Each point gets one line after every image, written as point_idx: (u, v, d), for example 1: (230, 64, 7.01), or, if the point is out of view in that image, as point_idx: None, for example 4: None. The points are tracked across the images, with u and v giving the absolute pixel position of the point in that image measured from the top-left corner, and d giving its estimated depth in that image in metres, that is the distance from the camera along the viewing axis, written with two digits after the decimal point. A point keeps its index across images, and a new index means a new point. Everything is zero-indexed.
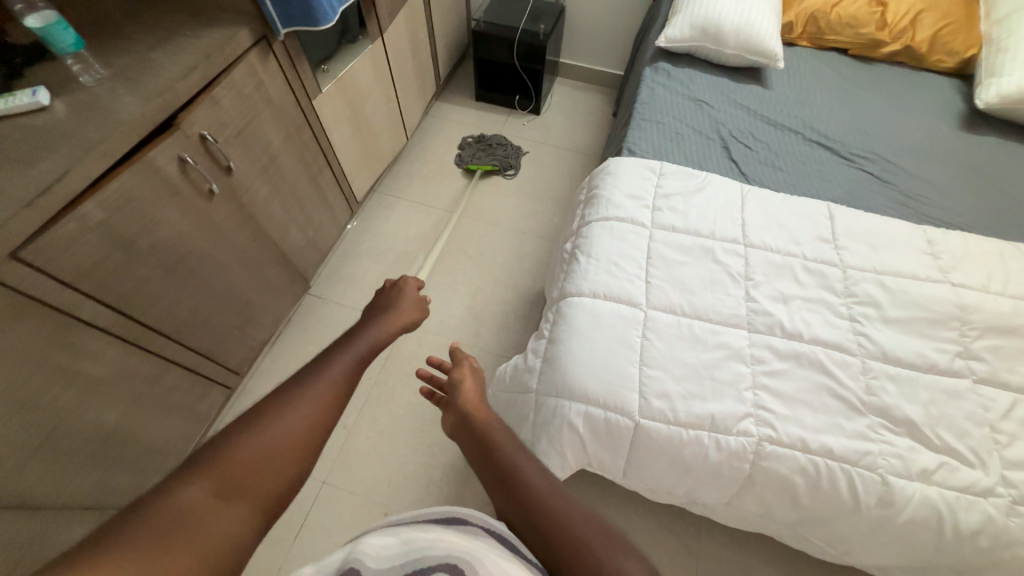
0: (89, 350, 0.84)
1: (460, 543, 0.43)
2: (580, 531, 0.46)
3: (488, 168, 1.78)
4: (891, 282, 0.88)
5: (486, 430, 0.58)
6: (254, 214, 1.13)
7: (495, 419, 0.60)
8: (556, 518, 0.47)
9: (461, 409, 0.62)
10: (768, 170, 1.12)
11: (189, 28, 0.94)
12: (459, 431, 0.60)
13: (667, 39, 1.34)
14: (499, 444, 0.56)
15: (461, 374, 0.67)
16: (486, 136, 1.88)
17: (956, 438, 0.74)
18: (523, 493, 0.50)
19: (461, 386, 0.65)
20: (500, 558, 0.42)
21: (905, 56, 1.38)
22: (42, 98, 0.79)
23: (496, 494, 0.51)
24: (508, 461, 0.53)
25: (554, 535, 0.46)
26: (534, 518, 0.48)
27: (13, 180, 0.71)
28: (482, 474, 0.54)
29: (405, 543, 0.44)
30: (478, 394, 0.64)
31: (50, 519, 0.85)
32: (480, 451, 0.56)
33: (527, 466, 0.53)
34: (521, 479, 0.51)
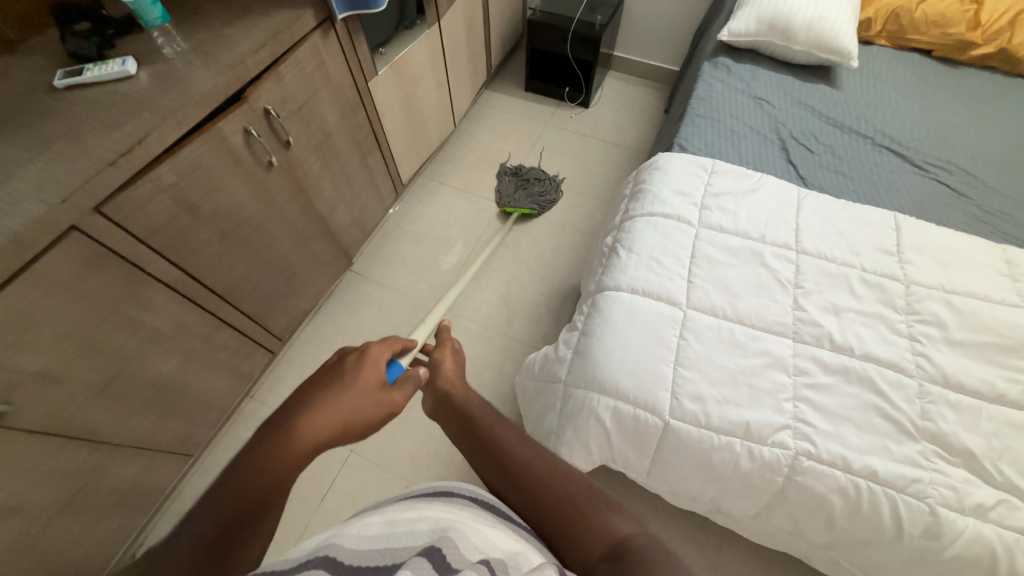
0: (153, 304, 0.91)
1: (444, 514, 0.44)
2: (565, 491, 0.49)
3: (525, 211, 1.63)
4: (960, 302, 0.82)
5: (467, 407, 0.58)
6: (306, 188, 1.18)
7: (473, 394, 0.60)
8: (542, 483, 0.49)
9: (438, 389, 0.61)
10: (828, 174, 1.06)
11: (262, 6, 0.99)
12: (440, 411, 0.60)
13: (730, 33, 1.28)
14: (480, 418, 0.56)
15: (442, 357, 0.65)
16: (525, 169, 1.75)
17: (1020, 475, 0.68)
18: (510, 463, 0.51)
19: (439, 368, 0.64)
20: (485, 526, 0.43)
21: (998, 60, 1.26)
22: (129, 67, 0.85)
23: (482, 467, 0.53)
24: (492, 436, 0.54)
25: (541, 497, 0.48)
26: (521, 485, 0.50)
27: (100, 141, 0.77)
28: (466, 449, 0.55)
29: (387, 522, 0.43)
30: (456, 375, 0.63)
31: (110, 453, 0.93)
32: (462, 428, 0.56)
33: (510, 438, 0.54)
34: (506, 450, 0.52)
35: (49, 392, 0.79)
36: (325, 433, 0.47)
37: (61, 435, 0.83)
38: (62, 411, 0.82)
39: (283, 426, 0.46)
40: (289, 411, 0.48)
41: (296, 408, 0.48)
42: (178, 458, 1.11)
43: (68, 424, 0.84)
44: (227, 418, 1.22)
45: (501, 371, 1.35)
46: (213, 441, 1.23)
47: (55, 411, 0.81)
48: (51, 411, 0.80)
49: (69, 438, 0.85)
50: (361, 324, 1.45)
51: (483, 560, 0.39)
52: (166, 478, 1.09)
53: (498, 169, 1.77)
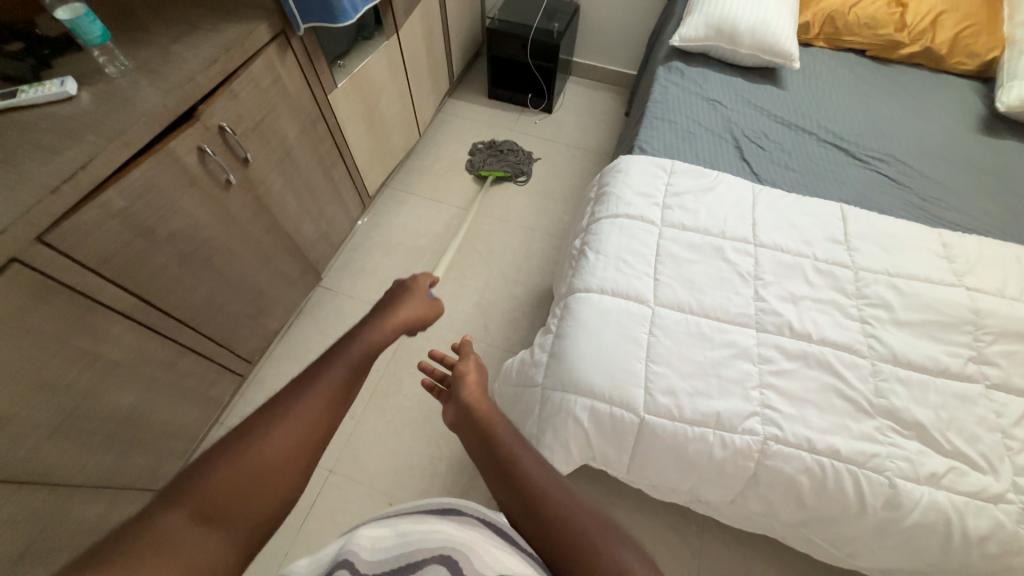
0: (108, 334, 0.86)
1: (453, 532, 0.43)
2: (578, 522, 0.46)
3: (499, 174, 1.76)
4: (904, 285, 0.87)
5: (488, 424, 0.58)
6: (269, 205, 1.15)
7: (495, 412, 0.60)
8: (557, 510, 0.48)
9: (463, 402, 0.62)
10: (781, 171, 1.12)
11: (211, 22, 0.97)
12: (461, 424, 0.61)
13: (681, 38, 1.33)
14: (500, 437, 0.56)
15: (466, 369, 0.67)
16: (499, 141, 1.86)
17: (966, 442, 0.73)
18: (525, 487, 0.50)
19: (463, 378, 0.66)
20: (494, 548, 0.42)
21: (925, 58, 1.36)
22: (69, 88, 0.81)
23: (496, 486, 0.52)
24: (509, 456, 0.54)
25: (552, 524, 0.47)
26: (534, 509, 0.48)
27: (41, 166, 0.73)
28: (483, 467, 0.55)
29: (400, 534, 0.44)
30: (479, 389, 0.64)
31: (66, 496, 0.88)
32: (481, 444, 0.56)
33: (528, 460, 0.53)
34: (522, 473, 0.51)
35: None
36: (402, 321, 0.67)
37: (12, 480, 0.78)
38: (11, 455, 0.77)
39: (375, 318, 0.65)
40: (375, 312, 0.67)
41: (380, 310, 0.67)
42: (144, 495, 1.06)
43: (19, 470, 0.78)
44: (198, 446, 1.17)
45: None
46: None
47: (4, 455, 0.76)
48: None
49: (21, 484, 0.79)
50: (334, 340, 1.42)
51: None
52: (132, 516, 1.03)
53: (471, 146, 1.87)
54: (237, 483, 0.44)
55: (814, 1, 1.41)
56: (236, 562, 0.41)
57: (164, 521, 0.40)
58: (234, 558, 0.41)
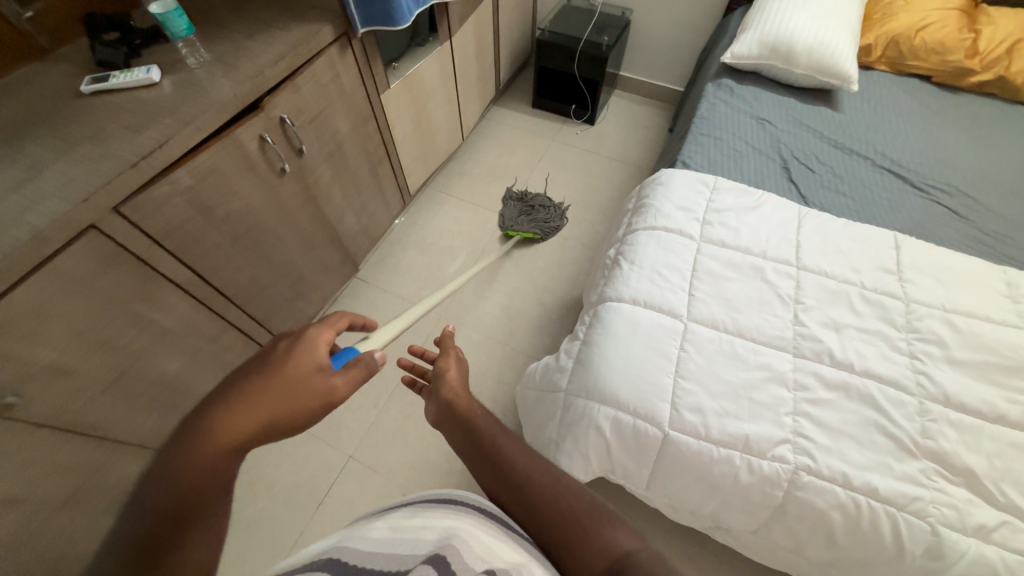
0: (163, 303, 0.92)
1: (447, 523, 0.43)
2: (567, 504, 0.47)
3: (528, 236, 1.62)
4: (960, 322, 0.82)
5: (468, 416, 0.59)
6: (316, 195, 1.21)
7: (476, 404, 0.61)
8: (546, 494, 0.48)
9: (443, 398, 0.63)
10: (828, 194, 1.08)
11: (282, 21, 1.04)
12: (444, 419, 0.61)
13: (733, 55, 1.32)
14: (482, 427, 0.57)
15: (446, 364, 0.69)
16: (530, 195, 1.74)
17: (1022, 496, 0.68)
18: (511, 473, 0.50)
19: (444, 375, 0.67)
20: (488, 539, 0.41)
21: (997, 87, 1.28)
22: (153, 75, 0.89)
23: (483, 475, 0.52)
24: (493, 445, 0.54)
25: (542, 509, 0.47)
26: (522, 494, 0.48)
27: (123, 144, 0.80)
28: (467, 457, 0.55)
29: (392, 530, 0.44)
30: (460, 383, 0.66)
31: (110, 452, 0.94)
32: (465, 436, 0.57)
33: (511, 447, 0.53)
34: (507, 459, 0.52)
35: (57, 388, 0.80)
36: (249, 428, 0.46)
37: (65, 431, 0.84)
38: (70, 407, 0.83)
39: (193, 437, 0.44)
40: (198, 417, 0.46)
41: (207, 411, 0.46)
42: None
43: (73, 421, 0.85)
44: None
45: (502, 380, 1.35)
46: None
47: (62, 406, 0.82)
48: (58, 407, 0.81)
49: (74, 434, 0.86)
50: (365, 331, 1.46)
51: (489, 569, 0.39)
52: None
53: (504, 195, 1.77)
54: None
55: (877, 24, 1.37)
56: None
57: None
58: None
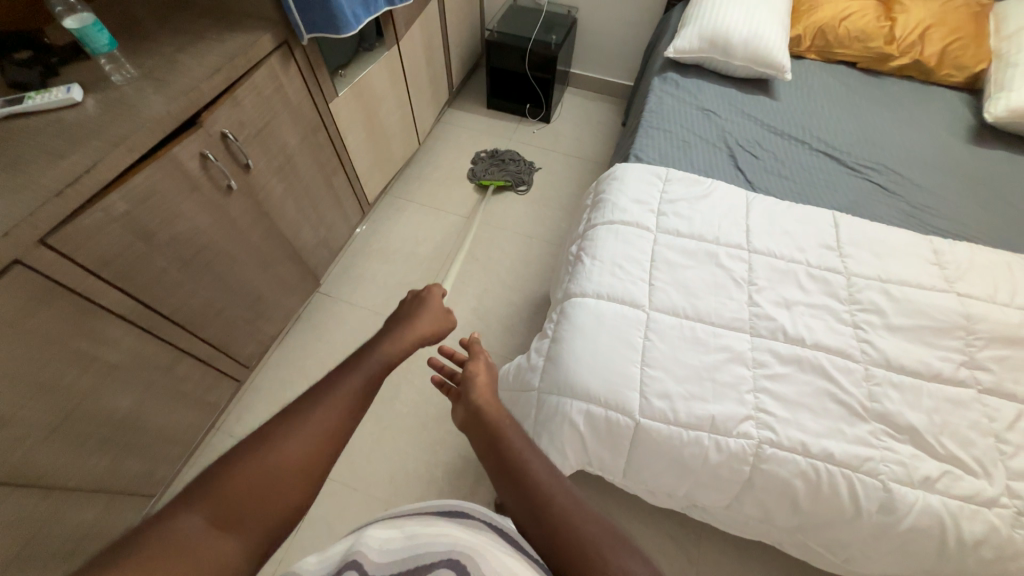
0: (107, 337, 0.87)
1: (463, 535, 0.43)
2: (585, 530, 0.46)
3: (501, 184, 1.77)
4: (895, 290, 0.89)
5: (496, 426, 0.59)
6: (269, 211, 1.16)
7: (505, 416, 0.60)
8: (563, 516, 0.48)
9: (473, 403, 0.62)
10: (776, 179, 1.13)
11: (215, 32, 0.99)
12: (470, 426, 0.61)
13: (675, 50, 1.36)
14: (509, 439, 0.56)
15: (476, 369, 0.68)
16: (501, 151, 1.88)
17: (959, 446, 0.74)
18: (532, 493, 0.50)
19: (474, 378, 0.66)
20: (501, 553, 0.42)
21: (914, 70, 1.39)
22: (75, 95, 0.83)
23: (505, 489, 0.52)
24: (518, 460, 0.54)
25: (558, 532, 0.46)
26: (540, 514, 0.48)
27: (45, 171, 0.74)
28: (490, 469, 0.55)
29: (410, 537, 0.44)
30: (490, 392, 0.64)
31: (61, 500, 0.87)
32: (490, 448, 0.56)
33: (537, 465, 0.53)
34: (531, 477, 0.51)
35: None
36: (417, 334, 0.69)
37: (7, 483, 0.78)
38: (8, 458, 0.77)
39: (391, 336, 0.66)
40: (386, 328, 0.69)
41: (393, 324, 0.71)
42: (139, 500, 1.05)
43: (16, 472, 0.79)
44: (193, 451, 1.17)
45: None
46: (176, 478, 1.16)
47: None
48: None
49: (16, 487, 0.79)
50: (332, 346, 1.42)
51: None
52: (126, 522, 1.03)
53: (475, 154, 1.90)
54: (258, 477, 0.46)
55: (806, 14, 1.44)
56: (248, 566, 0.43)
57: (187, 515, 0.42)
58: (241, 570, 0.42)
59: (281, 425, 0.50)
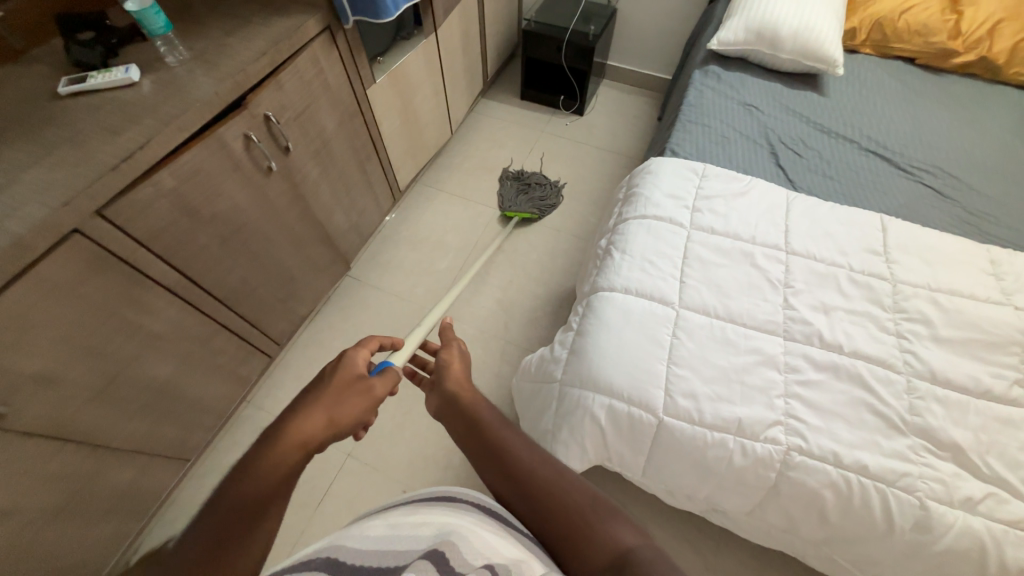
0: (152, 307, 0.91)
1: (447, 519, 0.43)
2: (571, 499, 0.48)
3: (525, 215, 1.65)
4: (945, 300, 0.84)
5: (471, 409, 0.59)
6: (304, 194, 1.20)
7: (479, 397, 0.60)
8: (550, 492, 0.48)
9: (446, 392, 0.62)
10: (817, 179, 1.09)
11: (262, 17, 1.02)
12: (446, 412, 0.61)
13: (719, 42, 1.32)
14: (486, 420, 0.56)
15: (449, 357, 0.68)
16: (526, 173, 1.78)
17: (1008, 469, 0.69)
18: (515, 469, 0.51)
19: (448, 367, 0.66)
20: (486, 534, 0.42)
21: (979, 67, 1.29)
22: (132, 75, 0.87)
23: (487, 469, 0.52)
24: (497, 440, 0.54)
25: (545, 504, 0.48)
26: (526, 489, 0.49)
27: (103, 146, 0.79)
28: (470, 453, 0.55)
29: (393, 526, 0.44)
30: (464, 377, 0.65)
31: (106, 457, 0.93)
32: (468, 431, 0.56)
33: (517, 443, 0.53)
34: (512, 455, 0.52)
35: (47, 395, 0.79)
36: (316, 431, 0.50)
37: (56, 437, 0.84)
38: (61, 414, 0.83)
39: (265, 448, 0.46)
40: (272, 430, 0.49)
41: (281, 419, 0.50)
42: (175, 462, 1.11)
43: (67, 427, 0.85)
44: (225, 421, 1.23)
45: (497, 373, 1.36)
46: (209, 445, 1.22)
47: (52, 412, 0.81)
48: (50, 414, 0.81)
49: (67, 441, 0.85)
50: (359, 329, 1.45)
51: (487, 565, 0.39)
52: (162, 484, 1.09)
53: (500, 174, 1.81)
54: None
55: (862, 7, 1.37)
56: None
57: None
58: None
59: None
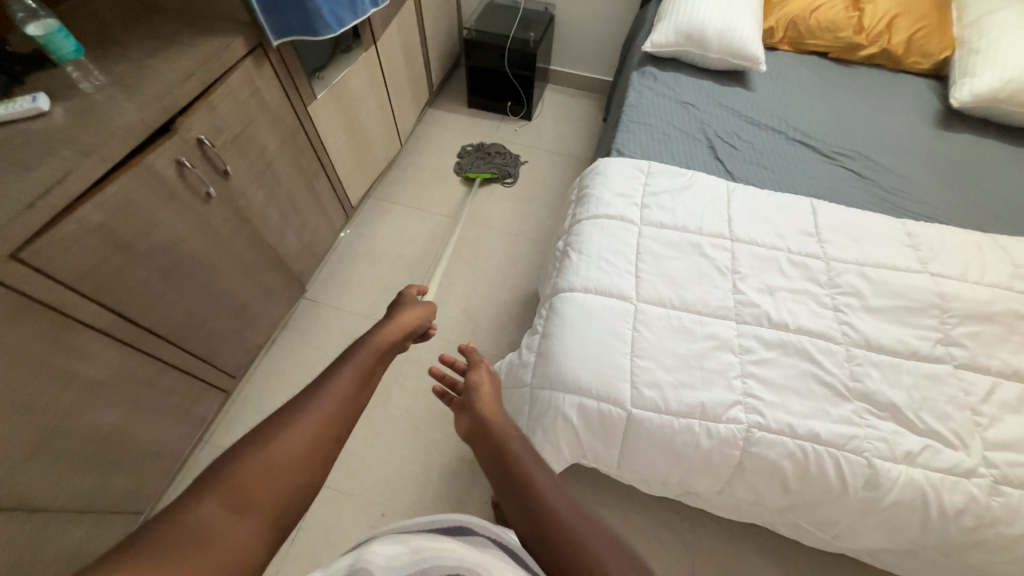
0: (86, 352, 0.84)
1: (469, 553, 0.44)
2: (592, 548, 0.46)
3: (487, 175, 1.79)
4: (872, 273, 0.91)
5: (503, 439, 0.61)
6: (250, 218, 1.14)
7: (511, 429, 0.62)
8: (571, 535, 0.47)
9: (477, 414, 0.65)
10: (754, 168, 1.15)
11: (186, 36, 0.97)
12: (475, 437, 0.63)
13: (653, 44, 1.38)
14: (516, 454, 0.58)
15: (479, 379, 0.71)
16: (487, 145, 1.91)
17: (938, 421, 0.76)
18: (538, 508, 0.50)
19: (477, 390, 0.69)
20: (507, 572, 0.43)
21: (884, 59, 1.42)
22: (42, 104, 0.81)
23: (509, 503, 0.53)
24: (524, 475, 0.55)
25: (564, 549, 0.47)
26: (545, 531, 0.48)
27: (13, 183, 0.72)
28: (496, 482, 0.56)
29: (415, 551, 0.44)
30: (494, 400, 0.68)
31: (45, 523, 0.85)
32: (496, 461, 0.58)
33: (545, 482, 0.54)
34: (537, 492, 0.52)
35: None
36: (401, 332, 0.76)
37: None
38: None
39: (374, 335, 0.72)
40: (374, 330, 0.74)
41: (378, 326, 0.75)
42: (126, 518, 1.03)
43: None
44: (181, 465, 1.15)
45: None
46: (164, 493, 1.14)
47: None
48: None
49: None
50: (321, 353, 1.40)
51: None
52: (115, 543, 1.00)
53: (461, 148, 1.92)
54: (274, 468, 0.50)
55: (777, 7, 1.47)
56: (272, 540, 0.46)
57: (212, 500, 0.46)
58: (271, 538, 0.46)
59: (278, 427, 0.54)
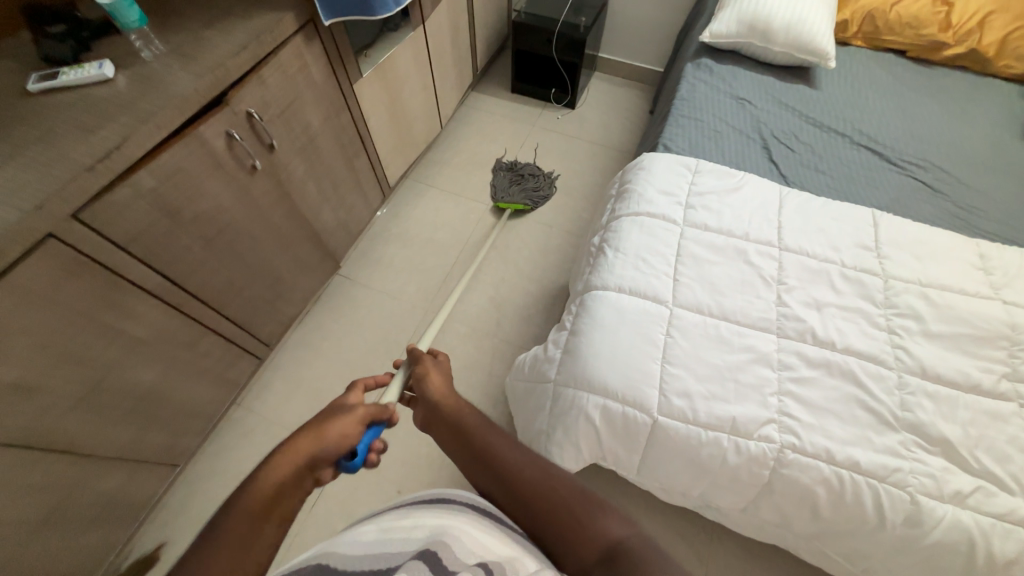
0: (134, 311, 0.89)
1: (437, 521, 0.43)
2: (561, 497, 0.49)
3: (518, 207, 1.65)
4: (936, 295, 0.84)
5: (457, 416, 0.59)
6: (291, 192, 1.17)
7: (463, 401, 0.61)
8: (537, 490, 0.50)
9: (430, 400, 0.63)
10: (809, 173, 1.08)
11: (241, 9, 0.98)
12: (431, 419, 0.61)
13: (711, 34, 1.30)
14: (471, 426, 0.57)
15: (426, 371, 0.67)
16: (520, 165, 1.76)
17: (995, 463, 0.70)
18: (503, 471, 0.52)
19: (426, 379, 0.66)
20: (479, 534, 0.43)
21: (970, 60, 1.30)
22: (106, 70, 0.84)
23: (477, 473, 0.53)
24: (483, 443, 0.55)
25: (536, 504, 0.49)
26: (516, 492, 0.50)
27: (77, 145, 0.75)
28: (458, 457, 0.56)
29: (383, 530, 0.43)
30: (446, 385, 0.65)
31: (90, 465, 0.91)
32: (455, 438, 0.57)
33: (506, 450, 0.54)
34: (499, 459, 0.53)
35: (25, 406, 0.77)
36: (334, 438, 0.54)
37: (37, 447, 0.81)
38: (43, 424, 0.80)
39: (263, 466, 0.50)
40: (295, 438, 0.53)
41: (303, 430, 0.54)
42: (162, 468, 1.09)
43: (48, 438, 0.82)
44: (214, 424, 1.21)
45: (491, 372, 1.35)
46: (197, 448, 1.20)
47: (32, 423, 0.79)
48: (31, 424, 0.79)
49: (49, 452, 0.83)
50: (350, 329, 1.44)
51: (480, 563, 0.40)
52: (151, 490, 1.07)
53: (494, 164, 1.79)
54: None
55: None
56: None
57: None
58: None
59: None
